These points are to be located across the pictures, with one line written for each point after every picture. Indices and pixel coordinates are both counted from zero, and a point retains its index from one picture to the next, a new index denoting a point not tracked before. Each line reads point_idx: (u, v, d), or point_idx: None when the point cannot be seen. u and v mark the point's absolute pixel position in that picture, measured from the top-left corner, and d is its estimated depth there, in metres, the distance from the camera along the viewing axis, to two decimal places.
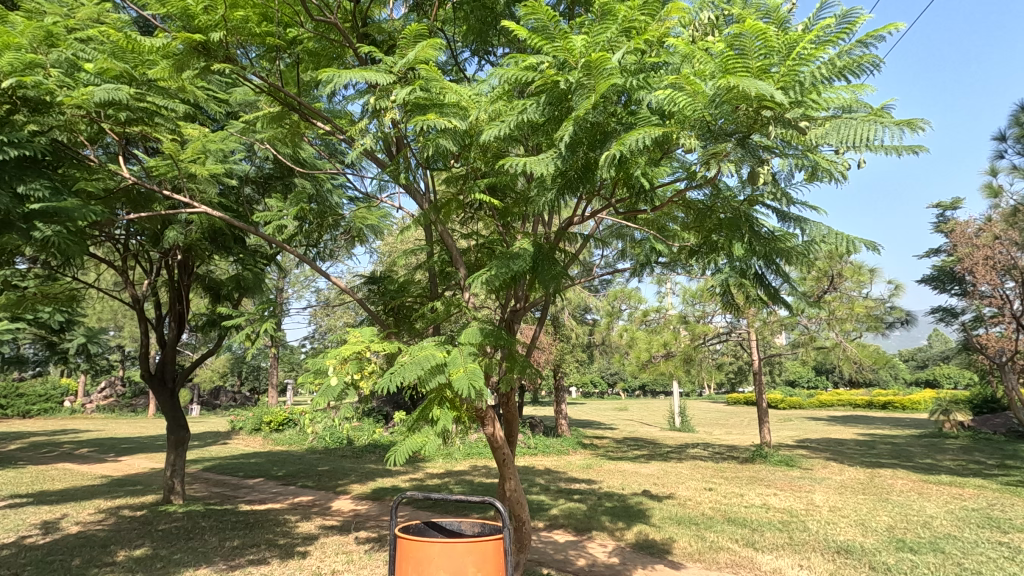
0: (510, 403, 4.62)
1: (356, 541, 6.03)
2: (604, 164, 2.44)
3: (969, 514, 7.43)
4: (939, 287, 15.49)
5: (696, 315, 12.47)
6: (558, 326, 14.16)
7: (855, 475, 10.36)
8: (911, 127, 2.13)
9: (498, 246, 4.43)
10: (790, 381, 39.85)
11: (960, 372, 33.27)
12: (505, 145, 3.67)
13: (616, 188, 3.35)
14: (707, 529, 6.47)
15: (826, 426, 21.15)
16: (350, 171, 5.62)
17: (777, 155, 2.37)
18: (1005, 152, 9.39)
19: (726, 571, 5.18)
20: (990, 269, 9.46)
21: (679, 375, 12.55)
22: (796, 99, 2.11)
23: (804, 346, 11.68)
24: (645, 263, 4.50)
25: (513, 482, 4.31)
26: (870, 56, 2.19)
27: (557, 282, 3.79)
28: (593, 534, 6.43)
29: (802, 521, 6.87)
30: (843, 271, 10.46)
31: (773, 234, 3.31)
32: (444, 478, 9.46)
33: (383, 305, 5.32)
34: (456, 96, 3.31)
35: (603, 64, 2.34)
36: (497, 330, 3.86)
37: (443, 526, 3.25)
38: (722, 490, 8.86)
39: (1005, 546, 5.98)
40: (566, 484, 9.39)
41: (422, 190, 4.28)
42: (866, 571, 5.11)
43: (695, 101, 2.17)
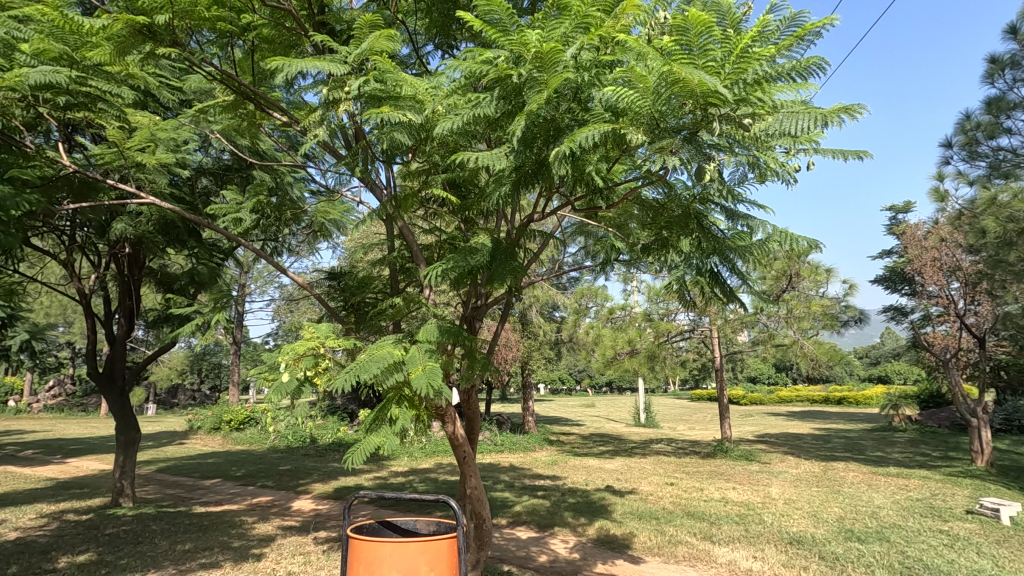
0: (470, 400, 4.57)
1: (315, 541, 5.90)
2: (554, 159, 2.43)
3: (914, 504, 7.76)
4: (890, 287, 16.18)
5: (660, 313, 12.63)
6: (525, 323, 14.20)
7: (810, 468, 10.70)
8: (848, 116, 2.19)
9: (459, 242, 4.38)
10: (752, 377, 40.99)
11: (909, 368, 34.85)
12: (464, 140, 3.62)
13: (575, 185, 3.35)
14: (667, 523, 6.58)
15: (785, 421, 21.84)
16: (311, 163, 5.47)
17: (726, 153, 2.37)
18: (950, 159, 9.83)
19: (683, 564, 5.27)
20: (937, 270, 9.90)
21: (643, 372, 12.72)
22: (741, 96, 2.14)
23: (764, 343, 12.00)
24: (607, 261, 4.51)
25: (475, 481, 4.23)
26: (814, 58, 2.24)
27: (515, 277, 3.73)
28: (555, 530, 6.47)
29: (758, 514, 7.05)
30: (801, 270, 10.81)
31: (727, 233, 3.36)
32: (408, 477, 9.34)
33: (343, 302, 5.21)
34: (413, 89, 3.27)
35: (554, 60, 2.34)
36: (458, 326, 3.79)
37: (398, 526, 3.20)
38: (683, 485, 9.03)
39: (945, 534, 6.26)
40: (531, 481, 9.42)
41: (382, 184, 4.22)
42: (816, 561, 5.28)
43: (644, 97, 2.18)
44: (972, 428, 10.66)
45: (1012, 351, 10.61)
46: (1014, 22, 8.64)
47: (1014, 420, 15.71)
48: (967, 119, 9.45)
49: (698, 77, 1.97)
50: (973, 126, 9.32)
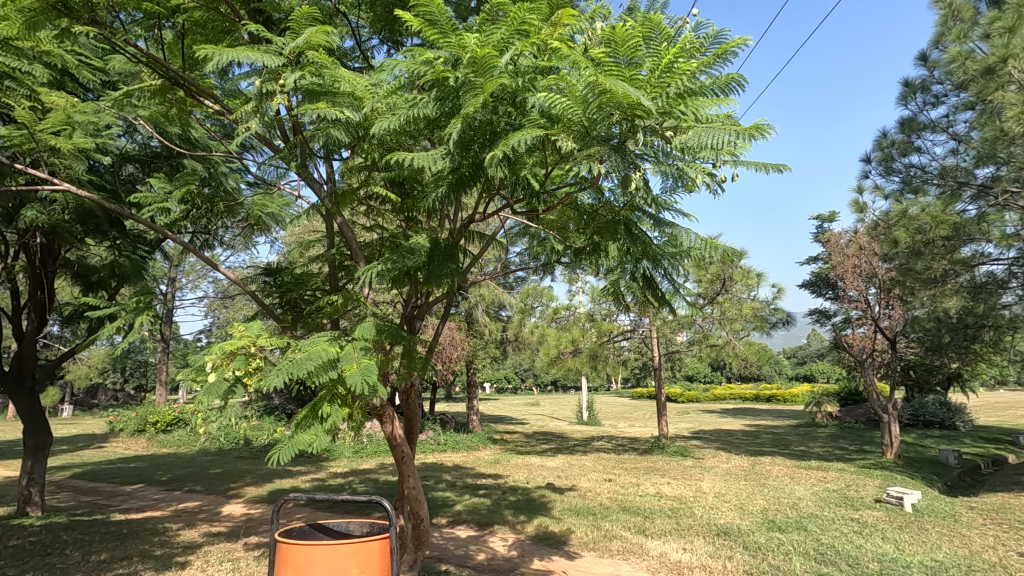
0: (409, 399, 4.48)
1: (245, 547, 5.69)
2: (488, 162, 2.47)
3: (830, 494, 8.33)
4: (815, 291, 17.29)
5: (603, 313, 12.93)
6: (471, 322, 14.16)
7: (739, 463, 11.28)
8: (760, 133, 2.32)
9: (398, 241, 4.33)
10: (689, 376, 42.61)
11: (832, 368, 37.22)
12: (403, 139, 3.58)
13: (513, 189, 3.38)
14: (603, 519, 6.76)
15: (719, 418, 22.91)
16: (247, 154, 5.26)
17: (652, 163, 2.47)
18: (869, 173, 10.58)
19: (617, 558, 5.43)
20: (857, 276, 10.60)
21: (586, 371, 12.98)
22: (665, 109, 2.24)
23: (700, 343, 12.51)
24: (549, 262, 4.57)
25: (413, 481, 4.15)
26: (736, 76, 2.37)
27: (452, 279, 3.69)
28: (495, 528, 6.51)
29: (689, 508, 7.36)
30: (734, 274, 11.36)
31: (657, 241, 3.47)
32: (347, 478, 9.16)
33: (280, 299, 5.04)
34: (351, 85, 3.23)
35: (490, 66, 2.38)
36: (395, 326, 3.73)
37: (330, 528, 3.16)
38: (621, 481, 9.32)
39: (855, 521, 6.76)
40: (473, 480, 9.41)
41: (320, 179, 4.11)
42: (740, 551, 5.56)
43: (576, 105, 2.25)
44: (883, 423, 11.53)
45: (919, 351, 11.52)
46: (924, 50, 9.41)
47: (920, 416, 17.13)
48: (884, 136, 10.20)
49: (623, 86, 2.05)
50: (889, 144, 10.08)
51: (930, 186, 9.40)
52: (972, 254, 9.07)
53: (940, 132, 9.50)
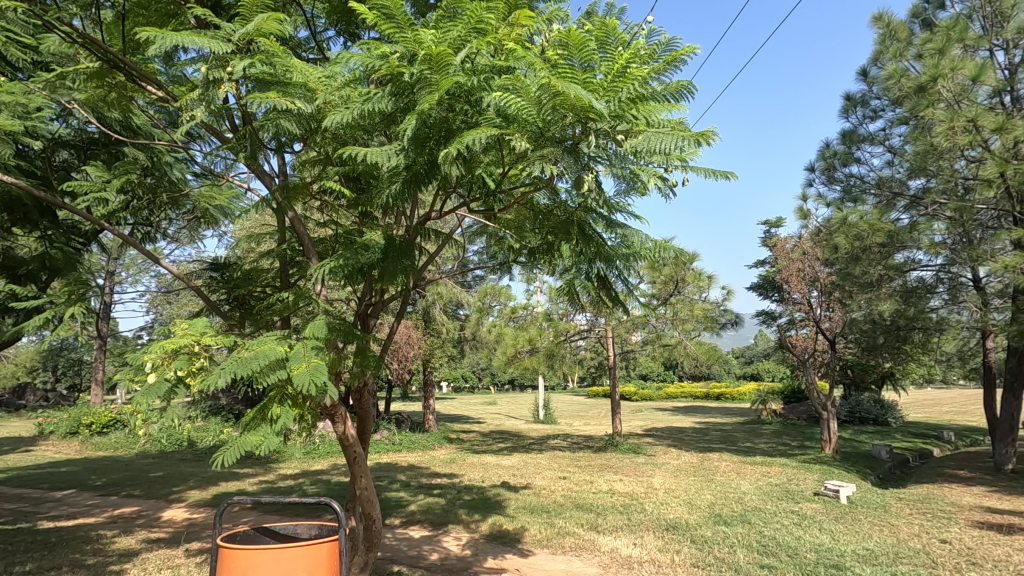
0: (362, 398, 4.37)
1: (187, 553, 5.46)
2: (443, 159, 2.46)
3: (773, 488, 8.69)
4: (763, 294, 18.02)
5: (560, 313, 13.06)
6: (428, 321, 14.03)
7: (689, 459, 11.61)
8: (706, 140, 2.41)
9: (352, 237, 4.24)
10: (643, 375, 43.58)
11: (777, 368, 38.84)
12: (357, 134, 3.51)
13: (469, 187, 3.38)
14: (557, 516, 6.84)
15: (670, 416, 23.55)
16: (193, 144, 5.04)
17: (605, 165, 2.52)
18: (813, 182, 11.10)
19: (570, 555, 5.50)
20: (801, 280, 10.96)
21: (542, 370, 13.08)
22: (618, 113, 2.29)
23: (653, 343, 12.81)
24: (506, 262, 4.59)
25: (365, 481, 4.06)
26: (686, 83, 2.44)
27: (407, 276, 3.63)
28: (449, 527, 6.48)
29: (640, 504, 7.53)
30: (686, 276, 11.71)
31: (610, 242, 3.53)
32: (298, 480, 8.92)
33: (227, 296, 4.86)
34: (303, 77, 3.15)
35: (446, 64, 2.37)
36: (348, 324, 3.65)
37: (276, 532, 3.07)
38: (575, 478, 9.45)
39: (795, 514, 7.08)
40: (428, 479, 9.32)
41: (270, 172, 3.98)
42: (688, 544, 5.74)
43: (530, 105, 2.27)
44: (822, 420, 12.10)
45: (856, 352, 12.12)
46: (864, 66, 9.93)
47: (856, 413, 18.12)
48: (827, 147, 10.72)
49: (576, 88, 2.08)
50: (831, 154, 10.60)
51: (867, 196, 10.03)
52: (905, 260, 9.65)
53: (878, 145, 10.06)
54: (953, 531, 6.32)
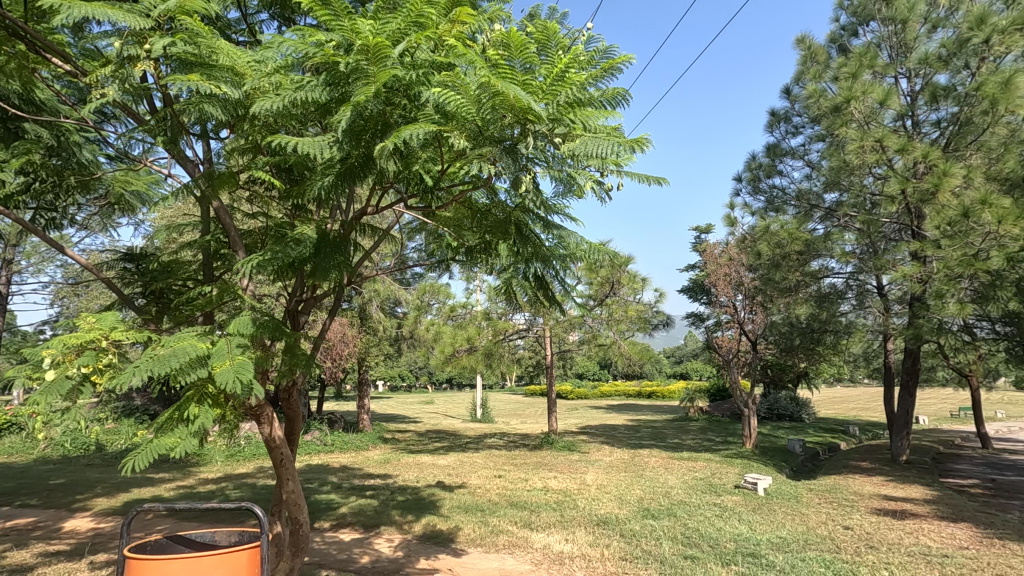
0: (290, 398, 4.18)
1: (90, 566, 5.04)
2: (378, 153, 2.40)
3: (698, 482, 9.11)
4: (692, 296, 18.86)
5: (499, 312, 13.11)
6: (364, 318, 13.69)
7: (621, 456, 11.97)
8: (639, 146, 2.47)
9: (283, 229, 4.06)
10: (579, 374, 44.52)
11: (704, 367, 40.76)
12: (289, 122, 3.36)
13: (406, 183, 3.31)
14: (491, 514, 6.86)
15: (604, 414, 24.22)
16: (107, 124, 4.65)
17: (542, 167, 2.54)
18: (740, 191, 11.71)
19: (503, 552, 5.53)
20: (727, 283, 11.56)
21: (480, 369, 13.09)
22: (556, 117, 2.31)
23: (590, 342, 13.10)
24: (444, 259, 4.55)
25: (293, 484, 3.88)
26: (621, 91, 2.51)
27: (340, 272, 3.51)
28: (381, 529, 6.35)
29: (573, 500, 7.69)
30: (621, 278, 12.07)
31: (547, 242, 3.57)
32: (220, 484, 8.45)
33: (143, 289, 4.52)
34: (231, 60, 2.98)
35: (384, 56, 2.32)
36: (277, 320, 3.46)
37: (191, 540, 2.90)
38: (510, 476, 9.51)
39: (717, 506, 7.45)
40: (360, 480, 9.10)
41: (193, 159, 3.74)
42: (617, 538, 5.91)
43: (469, 104, 2.26)
44: (744, 417, 12.80)
45: (775, 352, 12.90)
46: (788, 85, 10.59)
47: (774, 410, 19.30)
48: (753, 159, 11.35)
49: (515, 88, 2.08)
50: (756, 166, 11.23)
51: (788, 207, 10.71)
52: (820, 268, 10.37)
53: (798, 159, 10.75)
54: (855, 518, 6.86)
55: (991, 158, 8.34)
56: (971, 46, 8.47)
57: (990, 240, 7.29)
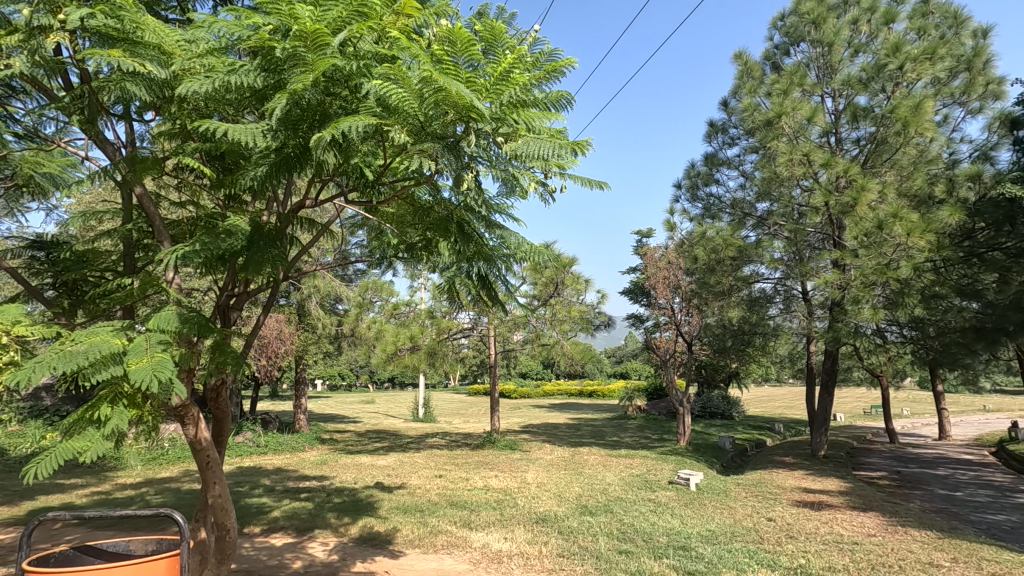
0: (218, 398, 3.94)
1: None
2: (315, 143, 2.32)
3: (634, 479, 9.38)
4: (633, 298, 19.43)
5: (443, 311, 13.02)
6: (303, 315, 13.22)
7: (561, 454, 12.14)
8: (580, 149, 2.50)
9: (213, 219, 3.84)
10: (522, 373, 44.87)
11: (643, 367, 42.06)
12: (221, 108, 3.19)
13: (346, 176, 3.22)
14: (430, 514, 6.79)
15: (546, 412, 24.51)
16: (15, 98, 4.25)
17: (485, 165, 2.53)
18: (679, 198, 12.15)
19: (441, 553, 5.48)
20: (666, 286, 12.01)
21: (423, 368, 12.94)
22: (499, 116, 2.30)
23: (533, 342, 13.19)
24: (386, 256, 4.46)
25: (219, 488, 3.65)
26: (564, 94, 2.55)
27: (274, 266, 3.35)
28: (315, 532, 6.15)
29: (513, 499, 7.70)
30: (565, 279, 12.26)
31: (490, 242, 3.56)
32: (139, 489, 7.92)
33: (53, 280, 4.17)
34: (157, 37, 2.80)
35: (323, 44, 2.24)
36: (204, 316, 3.25)
37: (102, 550, 2.71)
38: (451, 476, 9.45)
39: (652, 501, 7.70)
40: (294, 483, 8.75)
41: (113, 141, 3.49)
42: (555, 536, 5.98)
43: (411, 98, 2.22)
44: (679, 415, 13.27)
45: (709, 353, 13.45)
46: (725, 97, 11.07)
47: (707, 408, 20.13)
48: (692, 167, 11.80)
49: (457, 85, 2.06)
50: (695, 174, 11.69)
51: (723, 214, 11.20)
52: (751, 273, 10.93)
53: (734, 169, 11.28)
54: (778, 510, 7.27)
55: (903, 176, 9.06)
56: (887, 71, 9.14)
57: (901, 251, 8.03)
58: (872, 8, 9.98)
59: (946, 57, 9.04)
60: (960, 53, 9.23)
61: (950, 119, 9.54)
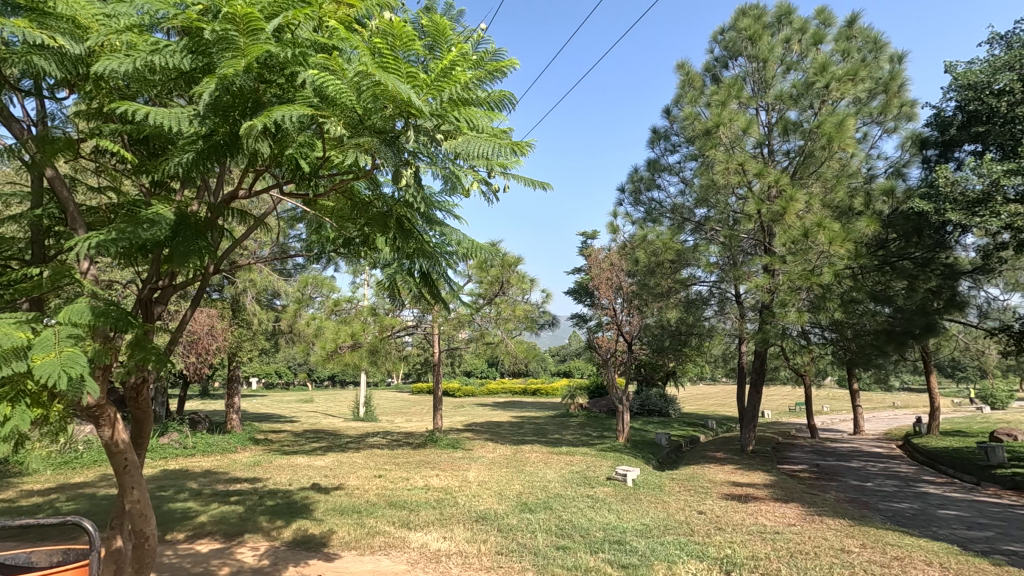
0: (139, 397, 3.68)
1: None
2: (245, 132, 2.23)
3: (574, 476, 9.55)
4: (577, 298, 19.79)
5: (386, 308, 12.79)
6: (237, 310, 12.63)
7: (503, 452, 12.20)
8: (520, 148, 2.52)
9: (134, 206, 3.60)
10: (467, 372, 44.78)
11: (586, 365, 42.89)
12: (143, 88, 2.99)
13: (280, 167, 3.11)
14: (368, 515, 6.66)
15: (489, 411, 24.58)
16: None
17: (425, 163, 2.51)
18: (623, 201, 12.45)
19: (378, 554, 5.39)
20: (609, 287, 12.21)
21: (364, 366, 12.65)
22: (439, 114, 2.29)
23: (478, 341, 13.16)
24: (323, 250, 4.32)
25: (137, 493, 3.41)
26: (505, 94, 2.57)
27: (202, 258, 3.17)
28: (245, 537, 5.90)
29: (453, 498, 7.67)
30: (510, 279, 12.33)
31: (431, 239, 3.52)
32: (47, 496, 7.31)
33: None
34: (71, 9, 2.59)
35: (255, 29, 2.15)
36: (123, 309, 3.03)
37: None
38: (391, 476, 9.30)
39: (590, 497, 7.87)
40: (224, 486, 8.35)
41: (19, 118, 3.20)
42: (494, 533, 6.02)
43: (348, 90, 2.17)
44: (619, 413, 13.60)
45: (648, 352, 13.86)
46: (668, 105, 11.45)
47: (646, 406, 20.75)
48: (636, 171, 12.12)
49: (396, 80, 2.04)
50: (638, 178, 12.02)
51: (664, 218, 11.57)
52: (689, 276, 11.38)
53: (674, 175, 11.68)
54: (708, 503, 7.59)
55: (827, 187, 9.55)
56: (815, 89, 9.73)
57: (823, 258, 8.48)
58: (802, 29, 10.59)
59: (866, 79, 9.71)
60: (879, 76, 9.93)
61: (869, 137, 10.25)
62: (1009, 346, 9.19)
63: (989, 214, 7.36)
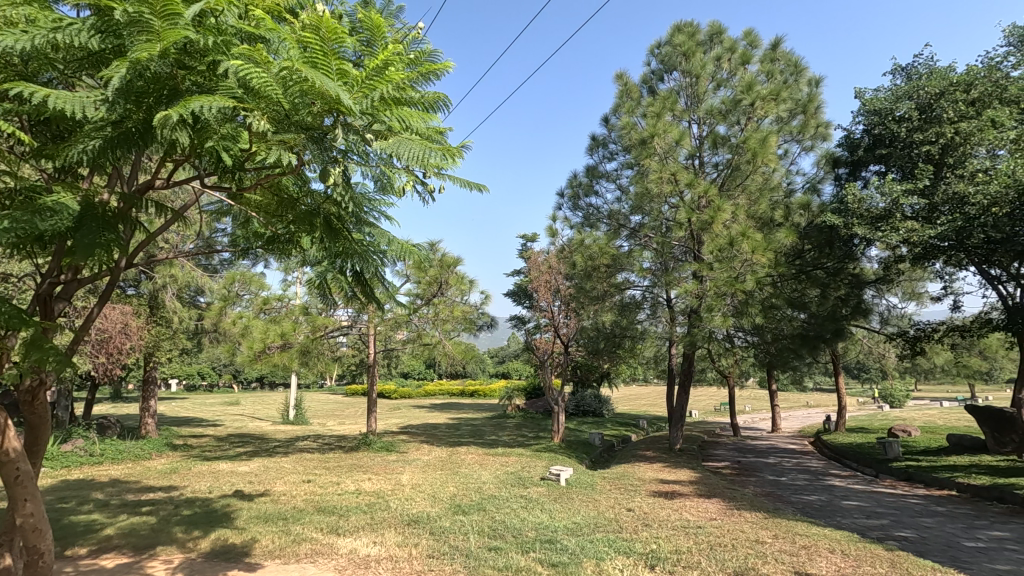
0: (36, 402, 3.36)
1: None
2: (159, 121, 2.11)
3: (508, 477, 9.60)
4: (516, 299, 19.90)
5: (319, 307, 12.36)
6: (155, 307, 11.82)
7: (438, 454, 12.09)
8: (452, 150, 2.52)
9: (33, 192, 3.29)
10: (405, 372, 44.19)
11: (524, 366, 43.26)
12: (44, 65, 2.75)
13: (203, 159, 2.96)
14: (294, 522, 6.41)
15: (426, 412, 24.36)
16: None
17: (356, 162, 2.46)
18: (562, 205, 12.64)
19: (303, 562, 5.20)
20: (547, 290, 12.40)
21: (294, 367, 12.16)
22: (370, 113, 2.25)
23: (415, 342, 12.95)
24: (250, 247, 4.13)
25: (32, 505, 3.11)
26: (440, 96, 2.57)
27: (111, 250, 2.93)
28: (156, 550, 5.53)
29: (385, 502, 7.52)
30: (449, 279, 12.27)
31: (364, 239, 3.45)
32: None
33: None
34: None
35: (172, 13, 2.04)
36: (16, 305, 2.75)
37: None
38: (321, 481, 9.00)
39: (524, 498, 7.95)
40: (134, 496, 7.78)
41: None
42: (426, 537, 5.95)
43: (275, 85, 2.10)
44: (555, 413, 13.82)
45: (584, 354, 14.14)
46: (606, 114, 11.76)
47: (581, 407, 21.19)
48: (575, 177, 12.35)
49: (323, 77, 1.99)
50: (577, 184, 12.25)
51: (601, 224, 11.87)
52: (624, 280, 11.74)
53: (611, 181, 11.99)
54: (636, 501, 7.85)
55: (751, 199, 10.13)
56: (742, 106, 10.27)
57: (746, 266, 8.98)
58: (731, 48, 11.18)
59: (787, 99, 10.38)
60: (798, 97, 10.63)
61: (789, 154, 10.96)
62: (905, 350, 10.05)
63: (890, 229, 7.99)
